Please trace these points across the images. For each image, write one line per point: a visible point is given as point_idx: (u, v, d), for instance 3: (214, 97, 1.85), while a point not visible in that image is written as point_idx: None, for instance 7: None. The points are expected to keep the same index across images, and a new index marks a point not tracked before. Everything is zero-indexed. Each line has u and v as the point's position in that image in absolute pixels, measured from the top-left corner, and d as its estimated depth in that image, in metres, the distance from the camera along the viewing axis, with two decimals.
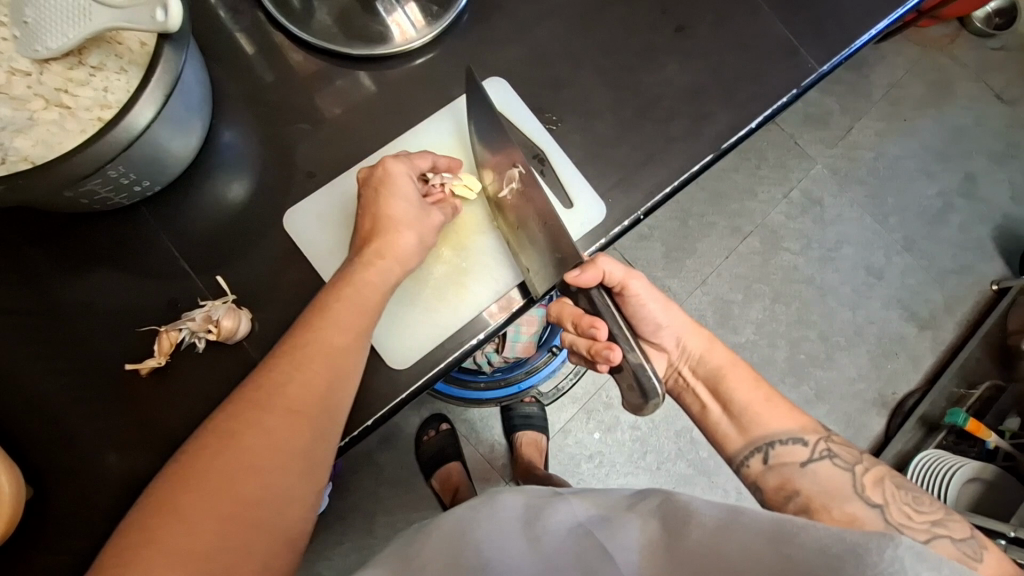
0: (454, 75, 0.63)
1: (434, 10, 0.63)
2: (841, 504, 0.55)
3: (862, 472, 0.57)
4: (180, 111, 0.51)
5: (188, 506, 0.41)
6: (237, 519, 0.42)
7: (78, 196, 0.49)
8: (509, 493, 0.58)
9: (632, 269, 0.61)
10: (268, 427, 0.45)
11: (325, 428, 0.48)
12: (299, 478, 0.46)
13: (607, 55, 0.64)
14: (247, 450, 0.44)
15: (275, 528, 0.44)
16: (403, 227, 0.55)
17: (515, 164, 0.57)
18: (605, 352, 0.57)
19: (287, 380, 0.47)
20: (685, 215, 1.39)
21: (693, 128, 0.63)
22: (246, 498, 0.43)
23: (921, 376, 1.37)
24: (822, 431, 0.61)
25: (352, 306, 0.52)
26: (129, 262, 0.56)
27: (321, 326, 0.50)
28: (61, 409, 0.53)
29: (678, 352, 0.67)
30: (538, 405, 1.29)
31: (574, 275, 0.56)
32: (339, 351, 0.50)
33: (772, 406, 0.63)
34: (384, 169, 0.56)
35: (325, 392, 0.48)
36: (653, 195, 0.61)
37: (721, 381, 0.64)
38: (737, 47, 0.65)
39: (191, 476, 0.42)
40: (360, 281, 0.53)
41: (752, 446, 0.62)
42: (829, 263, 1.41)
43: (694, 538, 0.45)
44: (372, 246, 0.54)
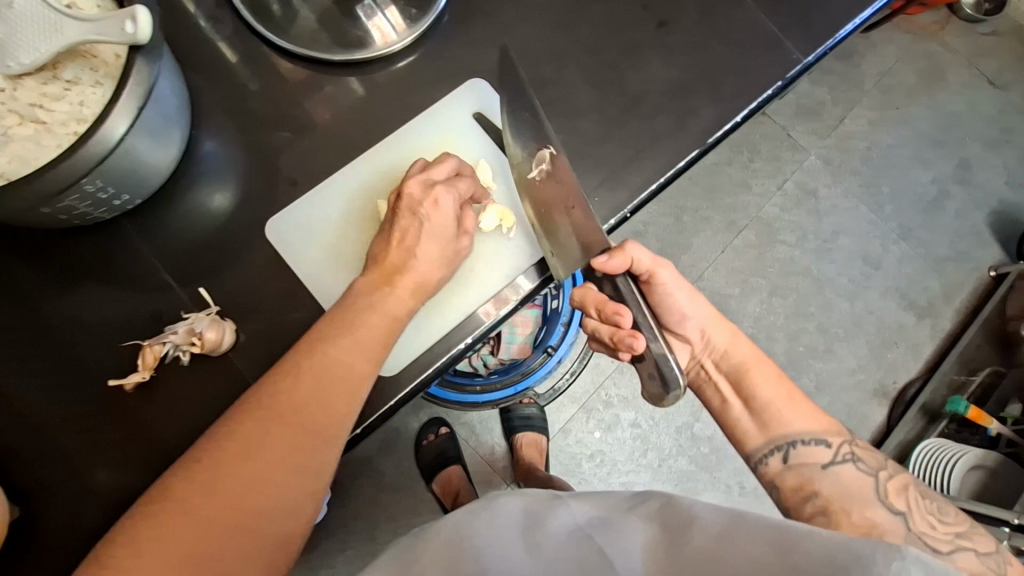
0: (437, 77, 0.63)
1: (413, 13, 0.62)
2: (862, 509, 0.55)
3: (886, 478, 0.57)
4: (157, 122, 0.50)
5: (192, 515, 0.42)
6: (238, 532, 0.43)
7: (56, 212, 0.48)
8: (509, 496, 0.57)
9: (661, 259, 0.61)
10: (280, 446, 0.45)
11: (334, 451, 0.48)
12: (304, 496, 0.46)
13: (589, 53, 0.64)
14: (255, 468, 0.44)
15: (273, 543, 0.45)
16: (435, 262, 0.54)
17: (545, 146, 0.59)
18: (629, 341, 0.57)
19: (300, 402, 0.46)
20: (679, 211, 1.39)
21: (678, 123, 0.62)
22: (249, 512, 0.43)
23: (921, 365, 1.37)
24: (846, 433, 0.60)
25: (372, 331, 0.50)
26: (113, 276, 0.56)
27: (342, 348, 0.48)
28: (50, 427, 0.53)
29: (701, 345, 0.65)
30: (537, 405, 1.28)
31: (601, 260, 0.57)
32: (354, 376, 0.48)
33: (796, 405, 0.62)
34: (433, 200, 0.54)
35: (338, 415, 0.48)
36: (639, 193, 0.61)
37: (746, 377, 0.63)
38: (719, 41, 0.64)
39: (197, 487, 0.42)
40: (384, 304, 0.52)
41: (772, 444, 0.61)
42: (825, 255, 1.40)
43: (695, 543, 0.45)
44: (402, 275, 0.53)
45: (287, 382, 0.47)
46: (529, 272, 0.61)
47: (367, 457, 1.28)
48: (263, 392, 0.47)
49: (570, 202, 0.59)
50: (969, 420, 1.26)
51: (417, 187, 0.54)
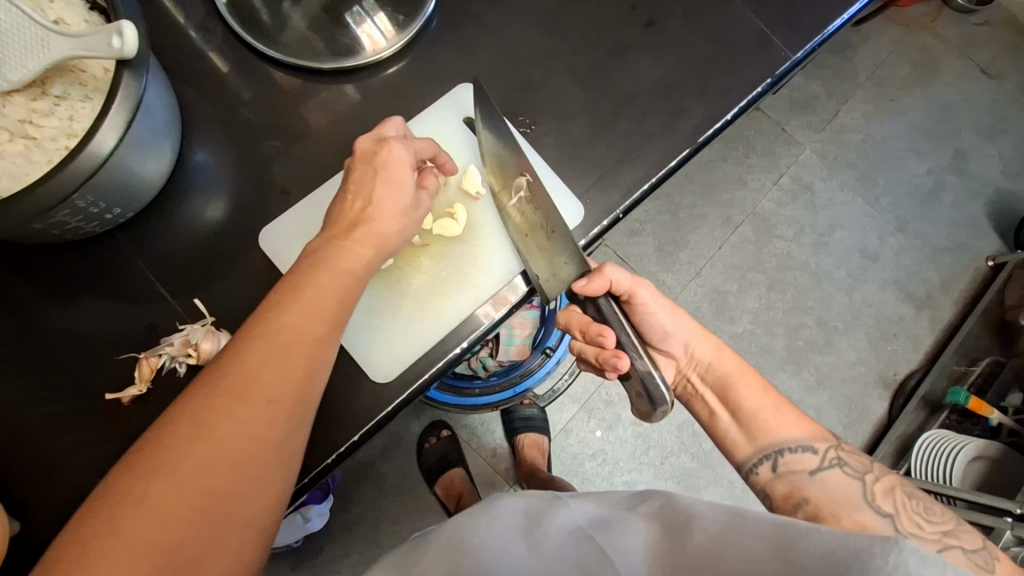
0: (427, 83, 0.63)
1: (401, 19, 0.62)
2: (851, 514, 0.55)
3: (873, 481, 0.57)
4: (147, 135, 0.51)
5: (147, 507, 0.38)
6: (198, 520, 0.39)
7: (48, 228, 0.49)
8: (508, 498, 0.57)
9: (640, 278, 0.60)
10: (239, 422, 0.42)
11: (296, 423, 0.45)
12: (270, 475, 0.43)
13: (578, 55, 0.64)
14: (213, 445, 0.41)
15: (241, 531, 0.42)
16: (394, 216, 0.54)
17: (522, 174, 0.59)
18: (613, 360, 0.56)
19: (254, 372, 0.44)
20: (675, 208, 1.39)
21: (668, 123, 0.62)
22: (211, 498, 0.40)
23: (921, 356, 1.37)
24: (833, 439, 0.60)
25: (325, 288, 0.49)
26: (108, 289, 0.56)
27: (293, 311, 0.47)
28: (49, 441, 0.53)
29: (686, 359, 0.66)
30: (537, 406, 1.29)
31: (580, 284, 0.55)
32: (311, 339, 0.47)
33: (781, 413, 0.62)
34: (387, 151, 0.54)
35: (299, 386, 0.46)
36: (632, 193, 0.61)
37: (731, 389, 0.63)
38: (708, 40, 0.65)
39: (145, 478, 0.39)
40: (340, 261, 0.51)
41: (761, 453, 0.61)
42: (823, 248, 1.40)
43: (696, 542, 0.44)
44: (356, 228, 0.53)
45: (241, 354, 0.45)
46: (522, 273, 0.61)
47: (369, 461, 1.28)
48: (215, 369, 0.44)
49: (547, 227, 0.58)
50: (970, 410, 1.25)
51: (371, 142, 0.55)
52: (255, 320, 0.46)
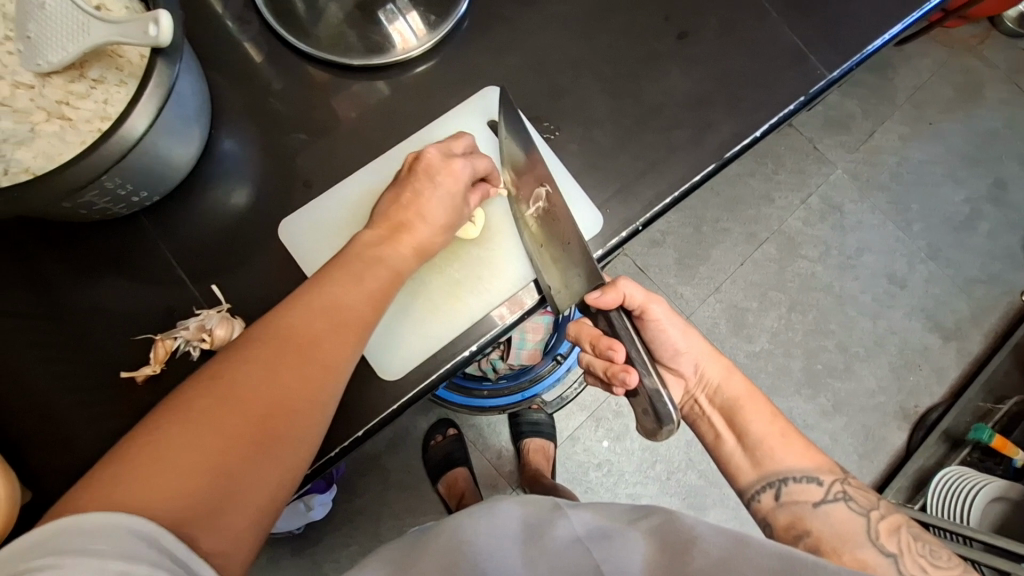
0: (455, 84, 0.63)
1: (433, 19, 0.62)
2: (852, 549, 0.55)
3: (878, 518, 0.57)
4: (177, 123, 0.51)
5: (198, 436, 0.39)
6: (242, 457, 0.40)
7: (76, 207, 0.50)
8: (509, 501, 0.55)
9: (653, 294, 0.61)
10: (292, 375, 0.44)
11: (339, 387, 0.47)
12: (311, 430, 0.45)
13: (608, 64, 0.63)
14: (266, 391, 0.43)
15: (277, 478, 0.42)
16: (439, 221, 0.55)
17: (541, 184, 0.59)
18: (621, 375, 0.56)
19: (311, 332, 0.46)
20: (698, 221, 1.37)
21: (695, 137, 0.61)
22: (257, 439, 0.41)
23: (945, 389, 1.33)
24: (840, 472, 0.60)
25: (378, 277, 0.51)
26: (131, 269, 0.57)
27: (349, 285, 0.49)
28: (65, 415, 0.54)
29: (695, 379, 0.65)
30: (545, 412, 1.28)
31: (594, 297, 0.56)
32: (362, 314, 0.49)
33: (788, 441, 0.62)
34: (451, 168, 0.55)
35: (348, 353, 0.47)
36: (652, 206, 0.60)
37: (737, 412, 0.63)
38: (741, 54, 0.63)
39: (199, 410, 0.40)
40: (393, 256, 0.53)
41: (765, 480, 0.60)
42: (848, 271, 1.37)
43: (697, 566, 0.46)
44: (405, 232, 0.54)
45: (299, 315, 0.46)
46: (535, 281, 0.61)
47: (375, 454, 1.29)
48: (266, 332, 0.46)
49: (563, 240, 0.58)
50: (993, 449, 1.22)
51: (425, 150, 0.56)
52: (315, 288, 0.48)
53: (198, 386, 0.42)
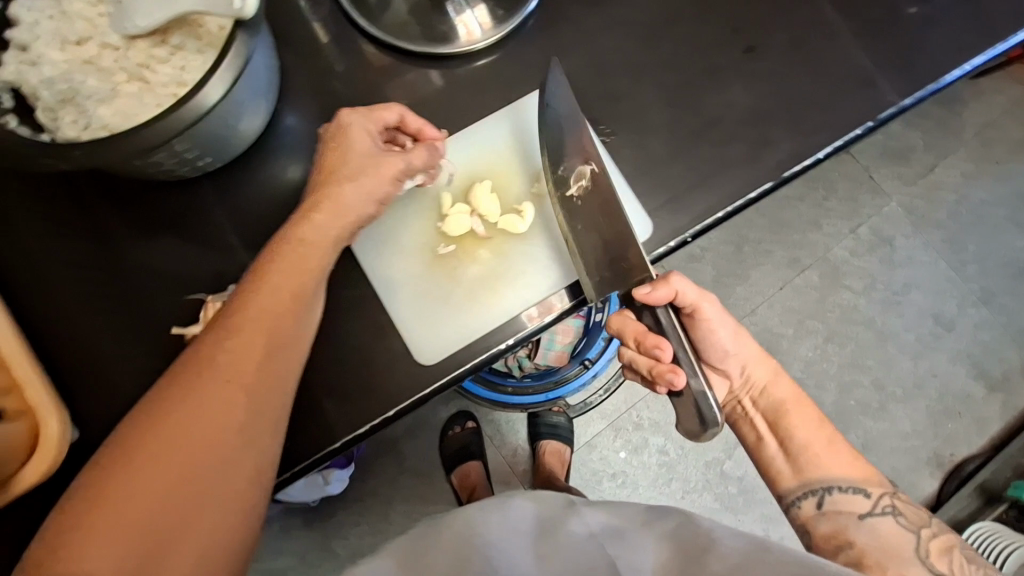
0: (514, 78, 0.63)
1: (500, 13, 0.63)
2: (898, 565, 0.55)
3: (928, 537, 0.57)
4: (248, 94, 0.53)
5: (150, 453, 0.42)
6: (201, 461, 0.43)
7: (147, 166, 0.52)
8: (522, 499, 0.57)
9: (705, 292, 0.58)
10: (229, 376, 0.46)
11: (283, 370, 0.49)
12: (262, 419, 0.47)
13: (671, 70, 0.62)
14: (204, 396, 0.45)
15: (240, 466, 0.45)
16: (351, 180, 0.54)
17: (584, 162, 0.57)
18: (669, 375, 0.54)
19: (237, 331, 0.47)
20: (740, 240, 1.34)
21: (753, 152, 0.60)
22: (210, 441, 0.44)
23: (985, 441, 1.27)
24: (888, 486, 0.60)
25: (299, 253, 0.51)
26: (188, 231, 0.59)
27: (275, 271, 0.50)
28: (114, 364, 0.57)
29: (741, 382, 0.64)
30: (565, 415, 1.27)
31: (644, 291, 0.53)
32: (290, 294, 0.50)
33: (835, 451, 0.61)
34: (340, 124, 0.55)
35: (282, 338, 0.49)
36: (702, 219, 0.59)
37: (782, 418, 0.62)
38: (811, 72, 0.62)
39: (146, 430, 0.43)
40: (306, 229, 0.52)
41: (806, 488, 0.61)
42: (893, 307, 1.32)
43: (713, 569, 0.47)
44: (319, 194, 0.53)
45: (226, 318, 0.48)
46: (569, 286, 0.59)
47: (393, 438, 1.31)
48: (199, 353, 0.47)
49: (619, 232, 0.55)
50: None
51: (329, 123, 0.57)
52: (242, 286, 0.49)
53: (136, 419, 0.44)
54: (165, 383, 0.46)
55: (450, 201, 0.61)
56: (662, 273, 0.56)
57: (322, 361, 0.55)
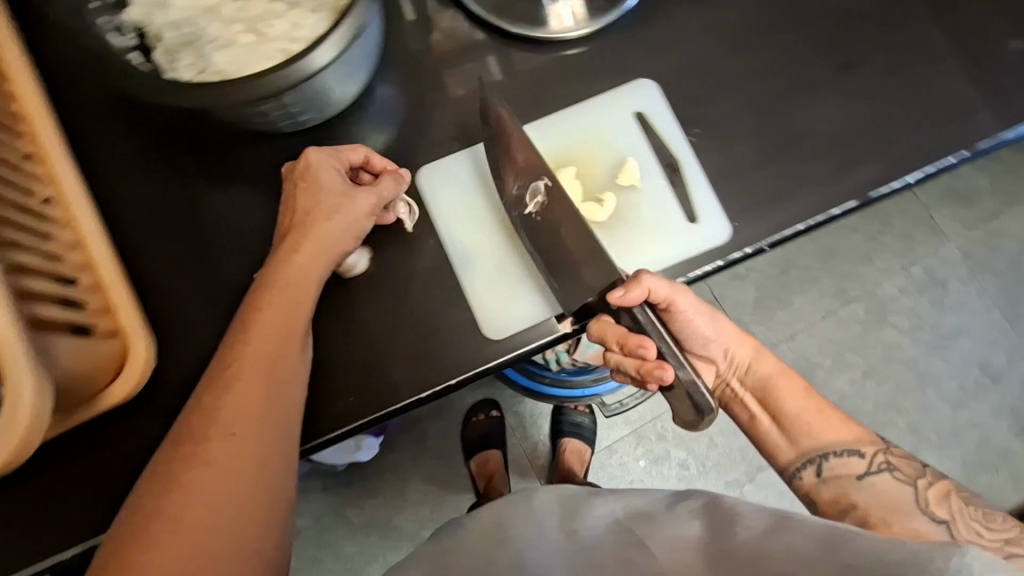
0: (607, 70, 0.63)
1: (602, 4, 0.63)
2: (901, 521, 0.53)
3: (926, 486, 0.55)
4: (354, 61, 0.55)
5: (173, 502, 0.42)
6: (223, 500, 0.44)
7: (250, 116, 0.54)
8: (540, 495, 0.62)
9: (677, 283, 0.55)
10: (234, 414, 0.47)
11: (283, 398, 0.49)
12: (272, 448, 0.47)
13: (767, 79, 0.61)
14: (215, 437, 0.45)
15: (260, 496, 0.45)
16: (328, 216, 0.54)
17: (538, 178, 0.59)
18: (658, 372, 0.51)
19: (231, 371, 0.48)
20: (787, 264, 1.32)
21: (843, 169, 0.59)
22: (227, 479, 0.44)
23: (1020, 499, 1.23)
24: (880, 442, 0.58)
25: (285, 290, 0.52)
26: (272, 182, 0.59)
27: (266, 309, 0.51)
28: (183, 305, 0.56)
29: (727, 365, 0.62)
30: (590, 416, 1.27)
31: (616, 295, 0.51)
32: (280, 327, 0.51)
33: (825, 417, 0.60)
34: (307, 160, 0.55)
35: (274, 369, 0.49)
36: (782, 229, 0.57)
37: (771, 392, 0.61)
38: (908, 96, 0.60)
39: (163, 482, 0.43)
40: (287, 263, 0.53)
41: (805, 458, 0.59)
42: (939, 351, 1.29)
43: (739, 538, 0.45)
44: (295, 234, 0.54)
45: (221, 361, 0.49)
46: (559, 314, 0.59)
47: (417, 417, 1.32)
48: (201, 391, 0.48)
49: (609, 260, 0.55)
50: None
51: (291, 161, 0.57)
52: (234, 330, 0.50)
53: (153, 474, 0.44)
54: (175, 436, 0.46)
55: (534, 182, 0.61)
56: (634, 272, 0.54)
57: (393, 326, 0.57)
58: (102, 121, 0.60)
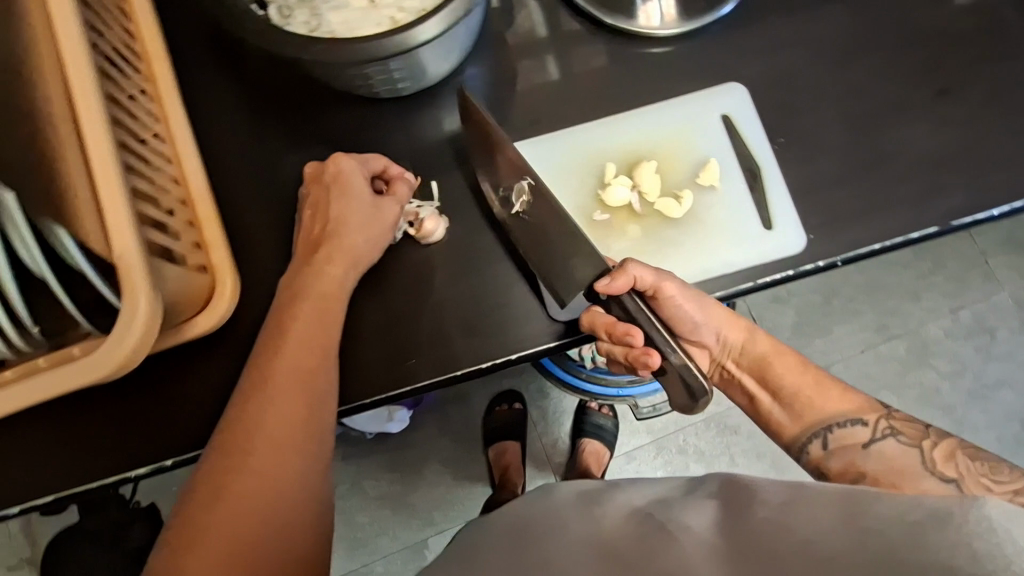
0: (697, 72, 0.63)
1: (700, 6, 0.63)
2: (913, 484, 0.49)
3: (931, 446, 0.51)
4: (457, 36, 0.56)
5: (222, 504, 0.46)
6: (265, 507, 0.47)
7: (354, 78, 0.56)
8: (561, 488, 0.55)
9: (663, 271, 0.54)
10: (273, 425, 0.49)
11: (318, 407, 0.51)
12: (308, 456, 0.50)
13: (858, 98, 0.61)
14: (255, 445, 0.48)
15: (298, 501, 0.49)
16: (360, 228, 0.56)
17: (520, 177, 0.58)
18: (643, 358, 0.51)
19: (268, 380, 0.51)
20: (830, 293, 1.29)
21: (926, 196, 0.58)
22: (270, 486, 0.48)
23: None
24: (882, 407, 0.54)
25: (318, 301, 0.54)
26: (361, 146, 0.61)
27: (302, 319, 0.53)
28: (267, 251, 0.59)
29: (719, 347, 0.58)
30: (613, 419, 1.23)
31: (603, 283, 0.51)
32: (316, 338, 0.52)
33: (826, 388, 0.56)
34: (336, 165, 0.57)
35: (309, 379, 0.51)
36: (859, 247, 0.57)
37: (767, 369, 0.57)
38: (1001, 129, 0.60)
39: (211, 484, 0.47)
40: (320, 273, 0.54)
41: (809, 431, 0.55)
42: (978, 400, 1.26)
43: (760, 515, 0.40)
44: (322, 247, 0.55)
45: (260, 366, 0.51)
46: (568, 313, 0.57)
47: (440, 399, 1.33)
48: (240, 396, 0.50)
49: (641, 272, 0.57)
50: None
51: (314, 163, 0.58)
52: (271, 337, 0.52)
53: (200, 476, 0.48)
54: (219, 438, 0.49)
55: (613, 172, 0.62)
56: (621, 262, 0.54)
57: (464, 295, 0.58)
58: (211, 64, 0.63)
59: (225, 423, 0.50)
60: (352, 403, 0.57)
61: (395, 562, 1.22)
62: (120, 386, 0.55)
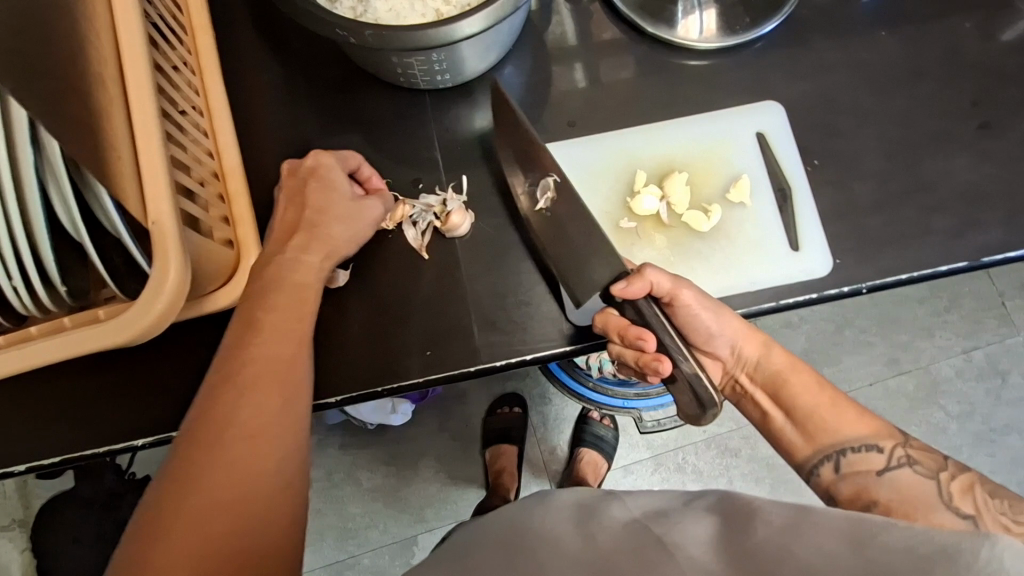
0: (736, 87, 0.63)
1: (745, 22, 0.63)
2: (926, 516, 0.46)
3: (948, 479, 0.47)
4: (502, 32, 0.56)
5: (196, 494, 0.39)
6: (248, 495, 0.40)
7: (395, 65, 0.56)
8: (561, 492, 0.53)
9: (681, 278, 0.53)
10: (251, 407, 0.44)
11: (299, 393, 0.47)
12: (291, 442, 0.45)
13: (896, 126, 0.61)
14: (232, 429, 0.43)
15: (282, 492, 0.42)
16: (339, 220, 0.55)
17: (547, 175, 0.58)
18: (653, 364, 0.51)
19: (244, 361, 0.46)
20: (843, 321, 1.27)
21: (957, 230, 0.58)
22: (252, 474, 0.41)
23: None
24: (900, 434, 0.51)
25: (292, 286, 0.51)
26: (395, 135, 0.62)
27: (279, 302, 0.50)
28: None
29: (733, 360, 0.56)
30: (613, 429, 1.21)
31: (619, 286, 0.51)
32: (294, 321, 0.50)
33: (843, 409, 0.52)
34: (315, 160, 0.56)
35: (288, 362, 0.48)
36: (886, 276, 0.57)
37: (782, 387, 0.54)
38: None
39: (180, 476, 0.40)
40: (297, 261, 0.52)
41: (822, 454, 0.52)
42: (985, 444, 1.24)
43: (760, 536, 0.38)
44: (296, 236, 0.53)
45: (234, 350, 0.47)
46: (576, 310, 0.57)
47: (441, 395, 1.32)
48: (209, 386, 0.46)
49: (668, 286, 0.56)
50: None
51: (290, 161, 0.57)
52: (246, 322, 0.49)
53: (167, 473, 0.40)
54: (189, 429, 0.43)
55: (643, 180, 0.61)
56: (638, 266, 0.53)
57: (485, 290, 0.58)
58: (252, 40, 0.63)
59: (195, 412, 0.44)
60: (361, 391, 0.56)
61: (383, 556, 1.21)
62: (139, 351, 0.56)
